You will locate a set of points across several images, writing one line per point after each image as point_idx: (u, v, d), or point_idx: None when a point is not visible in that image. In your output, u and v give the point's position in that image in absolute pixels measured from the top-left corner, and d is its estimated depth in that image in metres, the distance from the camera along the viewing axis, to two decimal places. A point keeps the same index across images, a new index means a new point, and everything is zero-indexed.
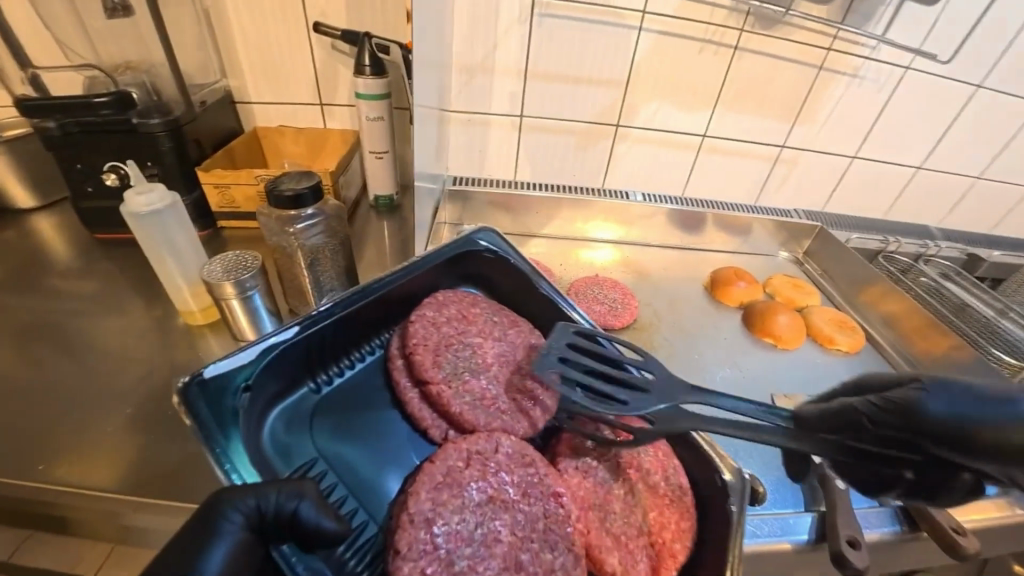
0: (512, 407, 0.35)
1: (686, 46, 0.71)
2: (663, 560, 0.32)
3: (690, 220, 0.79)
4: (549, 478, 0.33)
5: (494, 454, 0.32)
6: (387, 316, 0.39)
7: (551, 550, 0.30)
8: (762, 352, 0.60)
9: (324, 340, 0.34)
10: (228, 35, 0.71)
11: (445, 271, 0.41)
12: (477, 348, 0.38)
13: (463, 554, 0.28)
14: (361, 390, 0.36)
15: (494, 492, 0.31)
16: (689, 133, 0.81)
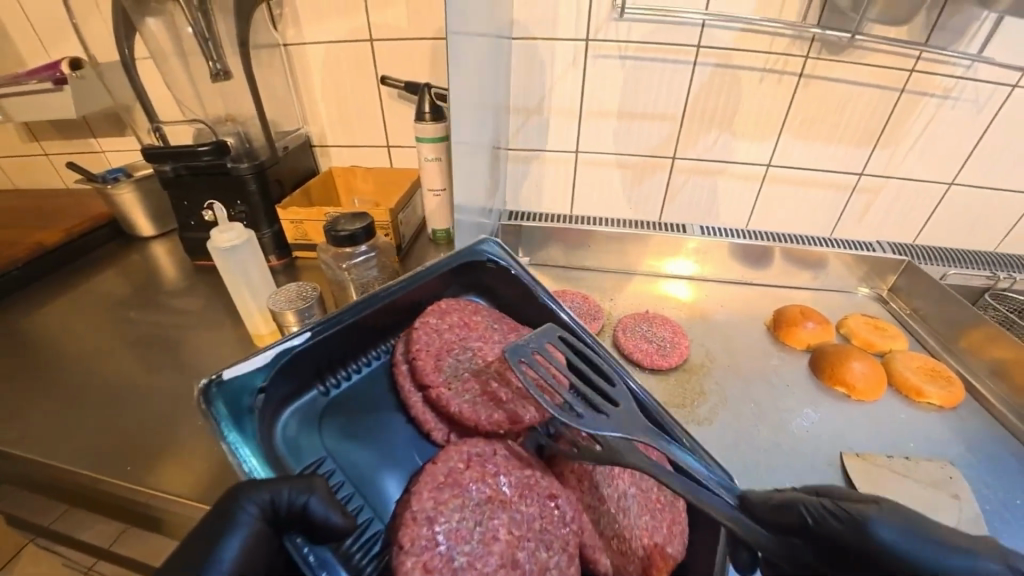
0: (509, 411, 0.36)
1: (746, 78, 0.69)
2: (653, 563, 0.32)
3: (753, 254, 0.75)
4: (545, 480, 0.33)
5: (492, 456, 0.33)
6: (391, 323, 0.40)
7: (547, 549, 0.30)
8: (834, 403, 0.54)
9: (331, 343, 0.36)
10: (311, 89, 0.81)
11: (449, 280, 0.43)
12: (479, 353, 0.39)
13: (463, 549, 0.28)
14: (370, 390, 0.38)
15: (492, 491, 0.31)
16: (752, 163, 0.77)
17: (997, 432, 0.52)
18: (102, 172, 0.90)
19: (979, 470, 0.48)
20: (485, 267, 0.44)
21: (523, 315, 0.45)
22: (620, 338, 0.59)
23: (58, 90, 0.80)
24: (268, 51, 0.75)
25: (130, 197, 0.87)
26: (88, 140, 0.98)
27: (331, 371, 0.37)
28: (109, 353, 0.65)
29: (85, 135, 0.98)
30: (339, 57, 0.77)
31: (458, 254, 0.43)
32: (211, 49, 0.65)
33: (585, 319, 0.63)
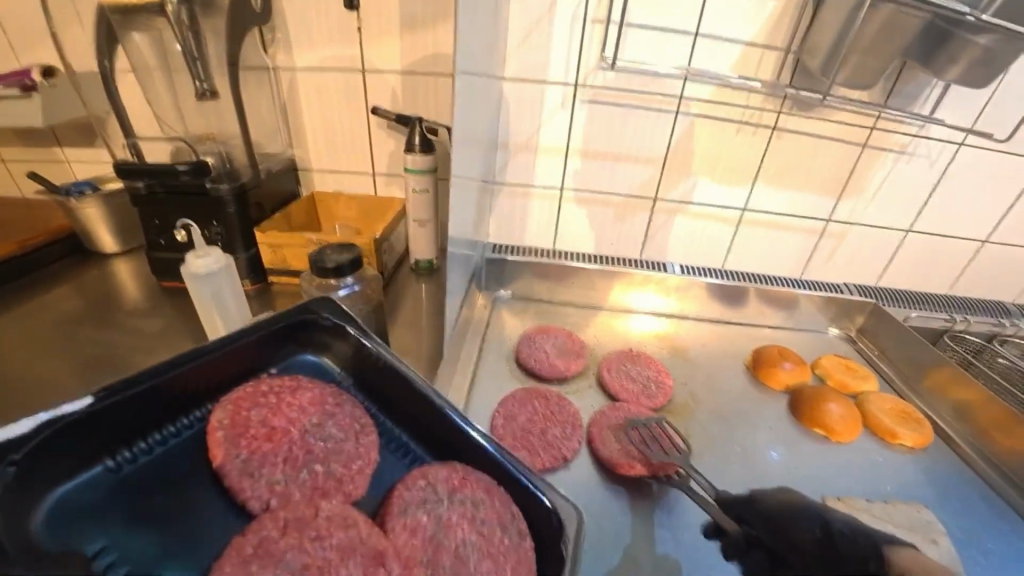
0: (333, 466, 0.28)
1: (723, 128, 0.73)
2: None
3: (730, 293, 0.77)
4: (374, 536, 0.25)
5: (313, 519, 0.25)
6: (217, 387, 0.30)
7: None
8: (812, 444, 0.55)
9: (121, 409, 0.26)
10: (298, 113, 0.80)
11: (293, 336, 0.34)
12: (318, 399, 0.31)
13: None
14: (180, 466, 0.26)
15: (310, 558, 0.23)
16: (728, 207, 0.80)
17: (964, 475, 0.54)
18: (65, 184, 0.85)
19: (950, 511, 0.49)
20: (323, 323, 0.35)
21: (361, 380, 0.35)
22: (607, 378, 0.59)
23: (26, 97, 0.77)
24: (255, 73, 0.74)
25: (94, 212, 0.83)
26: (53, 149, 0.94)
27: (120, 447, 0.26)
28: (54, 380, 0.60)
29: (50, 144, 0.93)
30: (328, 84, 0.77)
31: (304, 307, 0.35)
32: (199, 69, 0.65)
33: (569, 357, 0.63)
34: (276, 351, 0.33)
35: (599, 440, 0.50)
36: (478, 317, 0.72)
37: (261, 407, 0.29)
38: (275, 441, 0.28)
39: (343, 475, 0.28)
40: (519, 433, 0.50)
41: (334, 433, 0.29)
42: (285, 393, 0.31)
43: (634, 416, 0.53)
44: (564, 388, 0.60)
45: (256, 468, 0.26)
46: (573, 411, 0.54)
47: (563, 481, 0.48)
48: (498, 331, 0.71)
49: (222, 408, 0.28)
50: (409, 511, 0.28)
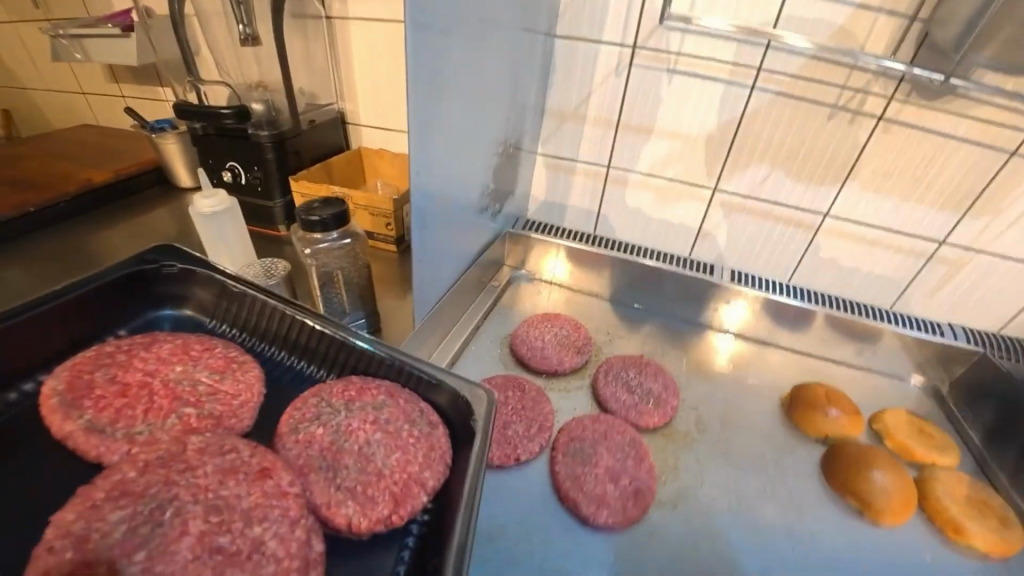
0: (210, 406, 0.34)
1: (811, 112, 0.59)
2: (406, 492, 0.31)
3: (787, 313, 0.64)
4: (254, 456, 0.30)
5: (179, 453, 0.29)
6: (64, 349, 0.35)
7: (263, 521, 0.27)
8: (839, 515, 0.44)
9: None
10: (349, 66, 0.79)
11: (132, 293, 0.39)
12: (181, 349, 0.37)
13: (132, 561, 0.24)
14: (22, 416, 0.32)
15: (185, 489, 0.28)
16: (806, 210, 0.66)
17: None
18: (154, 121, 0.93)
19: None
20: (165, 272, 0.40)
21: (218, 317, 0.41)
22: (600, 386, 0.52)
23: (126, 36, 0.84)
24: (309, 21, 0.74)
25: (173, 148, 0.90)
26: (155, 88, 1.04)
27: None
28: None
29: (153, 84, 1.03)
30: (378, 36, 0.75)
31: (141, 258, 0.39)
32: (242, 14, 0.66)
33: (567, 350, 0.56)
34: (121, 313, 0.39)
35: (562, 451, 0.45)
36: (485, 294, 0.67)
37: (106, 367, 0.34)
38: (131, 396, 0.33)
39: (223, 412, 0.34)
40: None
41: (200, 377, 0.35)
42: (137, 348, 0.36)
43: (616, 431, 0.47)
44: (550, 384, 0.54)
45: (110, 424, 0.31)
46: (547, 411, 0.48)
47: (513, 487, 0.43)
48: (503, 312, 0.66)
49: (61, 374, 0.33)
50: (305, 428, 0.33)
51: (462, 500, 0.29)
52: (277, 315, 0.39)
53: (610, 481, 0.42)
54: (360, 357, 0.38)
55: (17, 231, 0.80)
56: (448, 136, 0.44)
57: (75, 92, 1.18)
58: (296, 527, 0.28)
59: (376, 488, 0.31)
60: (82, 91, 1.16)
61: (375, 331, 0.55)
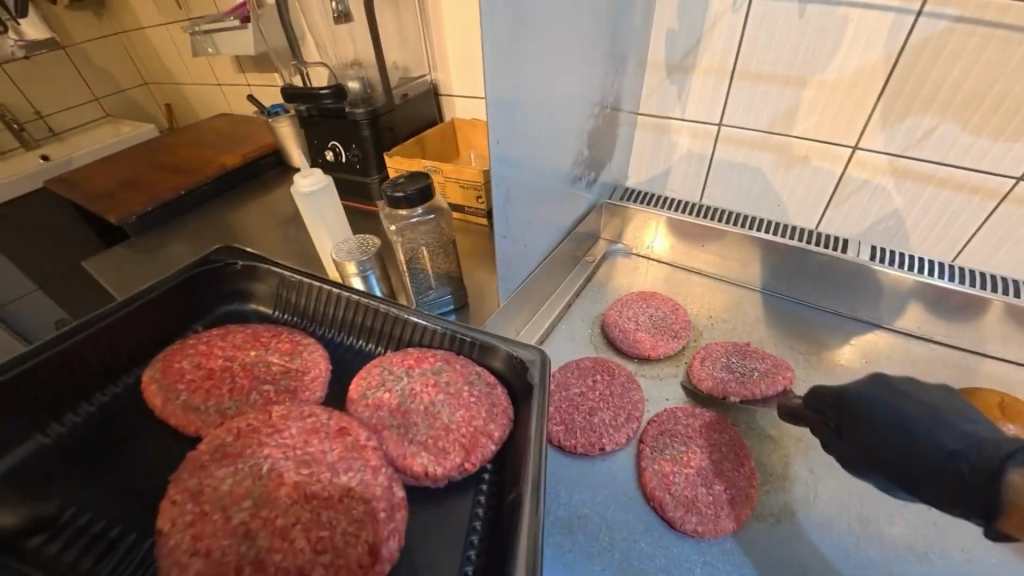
0: (285, 382, 0.38)
1: (1008, 41, 0.45)
2: (474, 442, 0.34)
3: (955, 301, 0.52)
4: (333, 419, 0.34)
5: (267, 422, 0.33)
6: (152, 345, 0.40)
7: (349, 470, 0.31)
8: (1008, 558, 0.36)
9: (69, 367, 0.34)
10: (439, 36, 0.78)
11: (202, 290, 0.43)
12: (253, 337, 0.41)
13: (241, 507, 0.28)
14: (128, 407, 0.36)
15: (272, 449, 0.31)
16: (988, 172, 0.52)
17: None
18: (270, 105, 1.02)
19: None
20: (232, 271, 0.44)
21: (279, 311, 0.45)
22: (694, 365, 0.49)
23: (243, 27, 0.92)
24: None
25: (287, 130, 0.98)
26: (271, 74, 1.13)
27: (56, 419, 0.33)
28: None
29: (270, 70, 1.12)
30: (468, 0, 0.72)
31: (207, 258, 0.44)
32: None
33: (662, 335, 0.51)
34: (193, 315, 0.43)
35: (649, 444, 0.42)
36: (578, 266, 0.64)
37: (192, 356, 0.39)
38: (215, 380, 0.37)
39: (297, 386, 0.38)
40: (564, 405, 0.45)
41: (272, 359, 0.39)
42: (214, 339, 0.41)
43: (714, 430, 0.43)
44: (640, 370, 0.50)
45: (203, 403, 0.36)
46: (638, 400, 0.45)
47: (592, 477, 0.41)
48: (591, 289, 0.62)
49: (156, 365, 0.38)
50: (376, 391, 0.37)
51: (531, 449, 0.31)
52: (343, 300, 0.42)
53: (702, 484, 0.39)
54: (413, 331, 0.41)
55: (171, 212, 0.93)
56: (537, 108, 0.41)
57: (211, 83, 1.33)
58: (378, 475, 0.31)
59: (448, 440, 0.34)
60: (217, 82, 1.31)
61: (461, 306, 0.55)
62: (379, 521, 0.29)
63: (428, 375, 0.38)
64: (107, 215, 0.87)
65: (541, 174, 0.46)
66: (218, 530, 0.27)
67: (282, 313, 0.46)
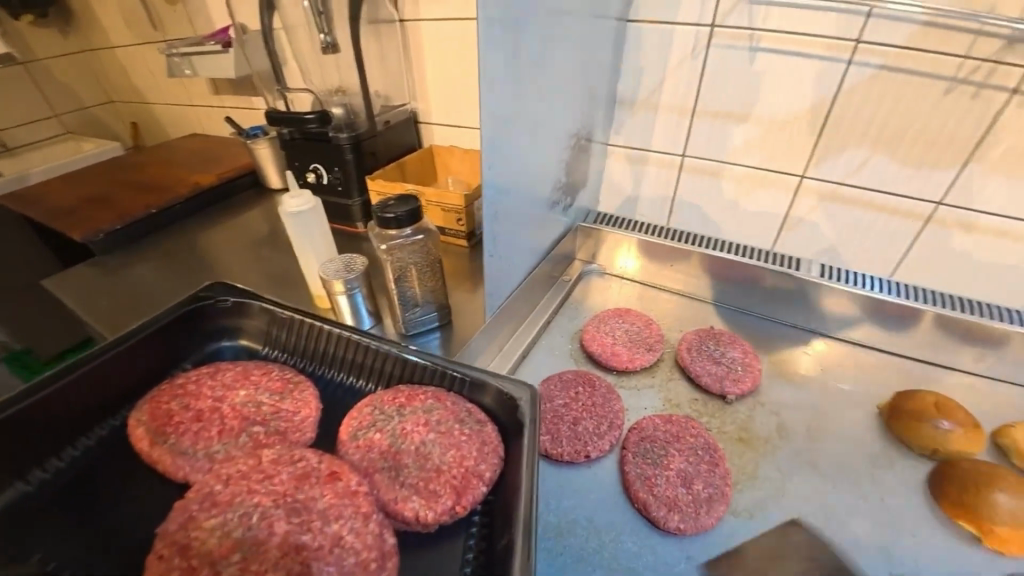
0: (275, 424, 0.38)
1: (921, 87, 0.53)
2: (465, 485, 0.35)
3: (895, 313, 0.58)
4: (325, 463, 0.34)
5: (252, 471, 0.33)
6: (137, 386, 0.39)
7: (340, 519, 0.31)
8: (953, 539, 0.40)
9: (54, 405, 0.34)
10: (422, 68, 0.82)
11: (190, 329, 0.44)
12: (243, 375, 0.42)
13: (230, 562, 0.28)
14: (115, 450, 0.36)
15: (262, 497, 0.31)
16: (913, 198, 0.59)
17: None
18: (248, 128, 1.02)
19: None
20: (220, 309, 0.46)
21: (267, 348, 0.47)
22: (685, 357, 0.53)
23: (224, 52, 0.93)
24: (383, 24, 0.78)
25: (265, 152, 0.99)
26: (248, 97, 1.14)
27: (38, 466, 0.33)
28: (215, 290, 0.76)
29: (247, 94, 1.13)
30: (448, 35, 0.77)
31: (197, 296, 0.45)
32: (323, 22, 0.70)
33: (639, 348, 0.55)
34: (183, 352, 0.44)
35: (632, 450, 0.44)
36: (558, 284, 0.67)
37: (180, 397, 0.39)
38: (204, 421, 0.38)
39: (287, 427, 0.39)
40: (551, 416, 0.47)
41: (263, 399, 0.40)
42: (204, 378, 0.41)
43: (690, 433, 0.46)
44: (620, 380, 0.53)
45: (191, 446, 0.36)
46: (619, 409, 0.48)
47: (579, 484, 0.43)
48: (570, 306, 0.65)
49: (145, 407, 0.38)
50: (366, 434, 0.38)
51: (522, 485, 0.32)
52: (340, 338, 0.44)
53: (681, 485, 0.41)
54: (403, 367, 0.42)
55: (139, 231, 0.91)
56: (522, 136, 0.44)
57: (184, 104, 1.32)
58: (369, 523, 0.31)
59: (438, 483, 0.35)
60: (190, 104, 1.30)
61: (446, 324, 0.57)
62: (370, 572, 0.29)
63: (421, 413, 0.39)
64: (70, 234, 0.84)
65: (523, 198, 0.49)
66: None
67: (274, 350, 0.47)
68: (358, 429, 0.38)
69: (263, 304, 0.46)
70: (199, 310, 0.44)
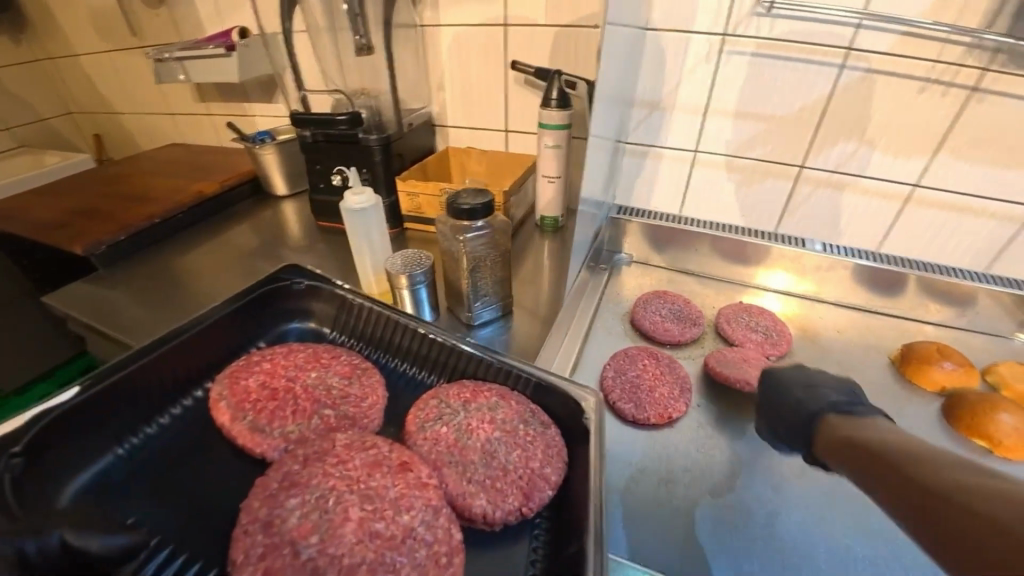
0: (344, 409, 0.42)
1: (901, 87, 0.62)
2: (532, 486, 0.36)
3: (886, 280, 0.67)
4: (395, 453, 0.37)
5: (331, 450, 0.37)
6: (210, 366, 0.44)
7: (411, 510, 0.33)
8: (965, 454, 0.48)
9: (141, 382, 0.39)
10: (440, 73, 0.86)
11: (269, 308, 0.49)
12: (313, 357, 0.46)
13: (309, 543, 0.30)
14: (193, 425, 0.40)
15: (337, 481, 0.34)
16: (894, 181, 0.69)
17: None
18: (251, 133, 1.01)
19: None
20: (295, 290, 0.51)
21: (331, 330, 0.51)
22: (726, 328, 0.60)
23: (228, 56, 0.92)
24: (403, 30, 0.80)
25: (271, 157, 0.98)
26: (241, 103, 1.12)
27: (132, 433, 0.38)
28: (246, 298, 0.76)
29: (241, 99, 1.11)
30: (469, 42, 0.80)
31: (275, 278, 0.50)
32: (359, 25, 0.72)
33: (685, 323, 0.61)
34: (262, 329, 0.49)
35: None
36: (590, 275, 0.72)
37: (256, 374, 0.43)
38: (279, 401, 0.41)
39: (355, 413, 0.42)
40: (627, 386, 0.52)
41: (333, 383, 0.44)
42: (277, 357, 0.45)
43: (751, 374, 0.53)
44: (675, 353, 0.59)
45: (269, 424, 0.40)
46: (683, 374, 0.53)
47: (651, 450, 0.48)
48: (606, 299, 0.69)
49: (222, 382, 0.42)
50: (432, 427, 0.41)
51: (589, 497, 0.34)
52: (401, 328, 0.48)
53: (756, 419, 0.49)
54: (467, 362, 0.45)
55: (143, 242, 0.87)
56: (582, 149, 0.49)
57: (162, 111, 1.27)
58: (439, 517, 0.34)
59: (507, 482, 0.37)
60: (169, 110, 1.26)
61: (505, 313, 0.60)
62: (441, 566, 0.31)
63: (485, 410, 0.41)
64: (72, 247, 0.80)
65: None
66: (287, 567, 0.30)
67: (337, 332, 0.51)
68: (425, 422, 0.41)
69: (331, 288, 0.50)
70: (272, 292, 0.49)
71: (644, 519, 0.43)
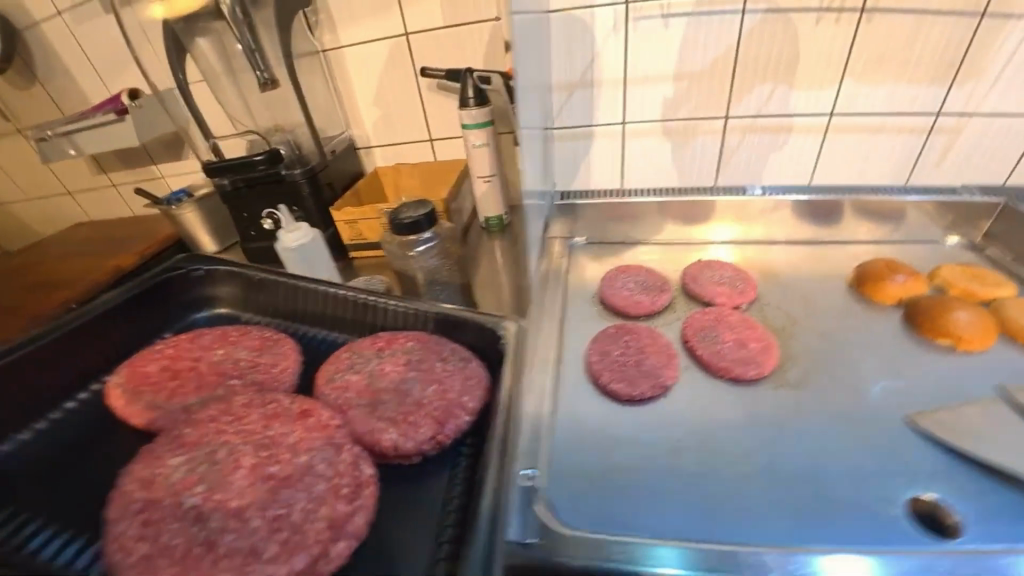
0: (251, 375, 0.41)
1: (800, 22, 0.65)
2: (447, 414, 0.38)
3: (821, 209, 0.71)
4: (297, 402, 0.38)
5: (230, 407, 0.38)
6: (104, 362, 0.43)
7: (309, 450, 0.35)
8: (933, 355, 0.50)
9: (14, 373, 0.37)
10: (349, 90, 0.81)
11: (167, 298, 0.49)
12: (221, 337, 0.45)
13: (193, 491, 0.32)
14: (88, 415, 0.40)
15: (231, 433, 0.35)
16: (811, 114, 0.72)
17: None
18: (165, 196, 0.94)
19: None
20: (193, 275, 0.50)
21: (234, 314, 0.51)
22: (694, 288, 0.60)
23: (120, 120, 0.85)
24: (304, 58, 0.76)
25: (192, 216, 0.91)
26: (147, 167, 1.04)
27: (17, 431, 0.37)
28: None
29: (145, 162, 1.03)
30: (377, 55, 0.77)
31: (170, 265, 0.49)
32: (258, 60, 0.65)
33: (653, 292, 0.61)
34: (161, 324, 0.48)
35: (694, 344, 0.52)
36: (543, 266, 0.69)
37: (158, 360, 0.43)
38: (181, 378, 0.41)
39: (265, 378, 0.41)
40: (613, 366, 0.50)
41: (240, 355, 0.43)
42: (181, 341, 0.44)
43: (725, 318, 0.54)
44: (650, 323, 0.58)
45: (168, 398, 0.40)
46: (666, 342, 0.53)
47: (642, 419, 0.47)
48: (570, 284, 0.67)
49: (120, 373, 0.42)
50: (343, 376, 0.41)
51: (501, 408, 0.36)
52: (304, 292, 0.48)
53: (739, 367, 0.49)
54: (384, 316, 0.46)
55: None
56: None
57: (59, 192, 1.16)
58: (342, 454, 0.35)
59: (419, 413, 0.38)
60: (66, 190, 1.15)
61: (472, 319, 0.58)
62: (342, 495, 0.32)
63: (403, 353, 0.43)
64: None
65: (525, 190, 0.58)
66: (168, 516, 0.31)
67: (251, 313, 0.50)
68: (332, 374, 0.41)
69: (231, 265, 0.50)
70: (169, 279, 0.48)
71: (646, 479, 0.42)
